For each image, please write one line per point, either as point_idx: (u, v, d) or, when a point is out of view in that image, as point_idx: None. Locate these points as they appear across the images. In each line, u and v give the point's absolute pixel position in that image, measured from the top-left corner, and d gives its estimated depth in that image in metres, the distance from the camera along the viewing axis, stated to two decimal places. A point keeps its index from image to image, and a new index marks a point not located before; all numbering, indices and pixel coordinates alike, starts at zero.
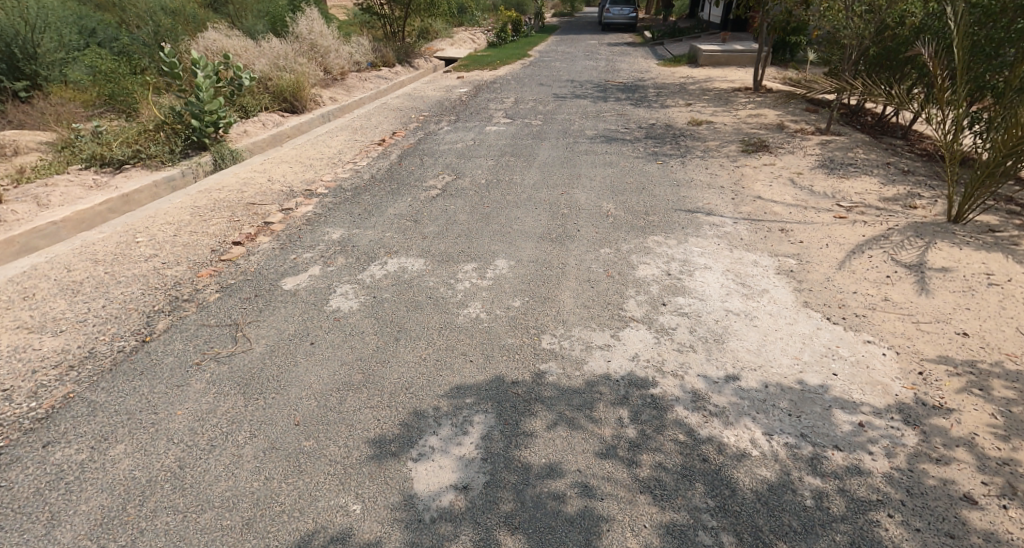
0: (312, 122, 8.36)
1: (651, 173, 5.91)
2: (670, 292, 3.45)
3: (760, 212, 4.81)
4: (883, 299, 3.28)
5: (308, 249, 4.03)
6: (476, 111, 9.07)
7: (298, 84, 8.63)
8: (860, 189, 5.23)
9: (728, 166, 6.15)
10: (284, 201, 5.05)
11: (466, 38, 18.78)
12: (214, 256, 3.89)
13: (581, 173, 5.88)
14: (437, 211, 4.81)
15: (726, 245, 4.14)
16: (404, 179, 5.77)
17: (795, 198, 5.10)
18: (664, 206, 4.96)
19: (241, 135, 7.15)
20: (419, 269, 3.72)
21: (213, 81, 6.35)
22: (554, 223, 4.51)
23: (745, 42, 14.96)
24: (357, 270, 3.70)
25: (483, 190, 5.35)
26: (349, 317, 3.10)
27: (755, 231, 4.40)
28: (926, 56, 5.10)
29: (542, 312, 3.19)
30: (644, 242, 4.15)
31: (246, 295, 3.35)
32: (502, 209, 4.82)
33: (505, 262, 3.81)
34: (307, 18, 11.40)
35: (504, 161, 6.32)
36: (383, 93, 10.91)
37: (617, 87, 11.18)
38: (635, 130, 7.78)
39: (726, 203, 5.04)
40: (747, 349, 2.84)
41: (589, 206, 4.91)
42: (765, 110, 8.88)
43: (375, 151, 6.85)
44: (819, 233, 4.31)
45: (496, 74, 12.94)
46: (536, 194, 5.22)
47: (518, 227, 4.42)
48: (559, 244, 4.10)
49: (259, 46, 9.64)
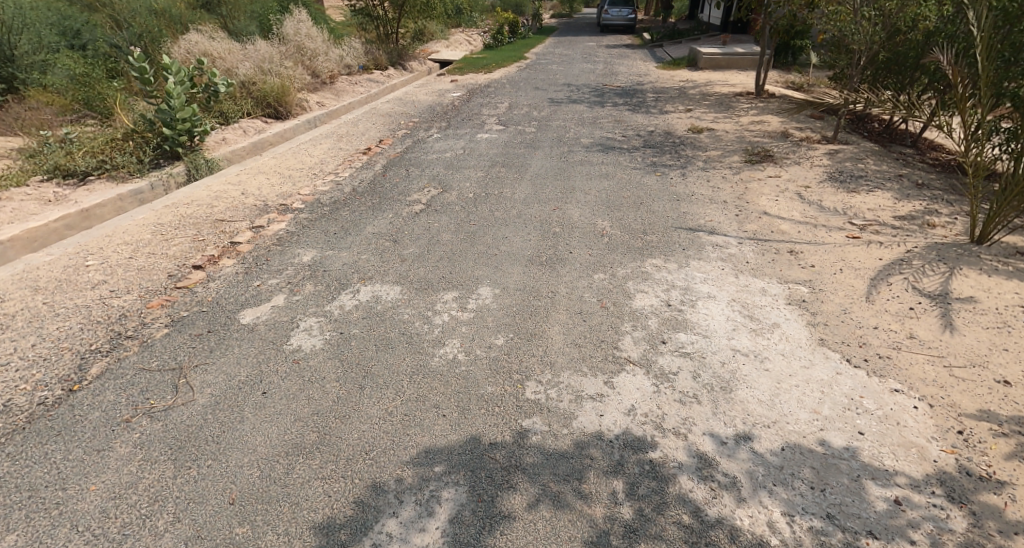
0: (297, 128, 8.02)
1: (650, 186, 5.58)
2: (670, 327, 3.11)
3: (766, 231, 4.48)
4: (908, 336, 2.94)
5: (275, 273, 3.69)
6: (468, 116, 8.75)
7: (282, 89, 8.30)
8: (872, 205, 4.91)
9: (731, 179, 5.83)
10: (256, 217, 4.70)
11: (462, 40, 18.46)
12: (170, 281, 3.51)
13: (576, 186, 5.54)
14: (420, 229, 4.48)
15: (731, 271, 3.81)
16: (387, 192, 5.43)
17: (804, 214, 4.79)
18: (664, 224, 4.62)
19: (219, 143, 6.81)
20: (395, 298, 3.40)
21: (186, 87, 5.97)
22: (545, 244, 4.18)
23: (746, 45, 14.67)
24: (326, 299, 3.36)
25: (471, 205, 5.02)
26: (311, 358, 2.75)
27: (761, 253, 4.07)
28: (944, 65, 4.75)
29: (528, 352, 2.85)
30: (641, 267, 3.82)
31: (199, 330, 2.98)
32: (490, 227, 4.49)
33: (489, 290, 3.49)
34: (296, 21, 11.06)
35: (495, 171, 5.99)
36: (373, 98, 10.58)
37: (614, 92, 10.85)
38: (632, 138, 7.45)
39: (730, 220, 4.72)
40: (758, 400, 2.49)
41: (583, 224, 4.58)
42: (768, 116, 8.56)
43: (360, 160, 6.52)
44: (831, 256, 3.98)
45: (491, 77, 12.62)
46: (527, 210, 4.89)
47: (505, 248, 4.09)
48: (549, 269, 3.77)
49: (243, 49, 9.30)
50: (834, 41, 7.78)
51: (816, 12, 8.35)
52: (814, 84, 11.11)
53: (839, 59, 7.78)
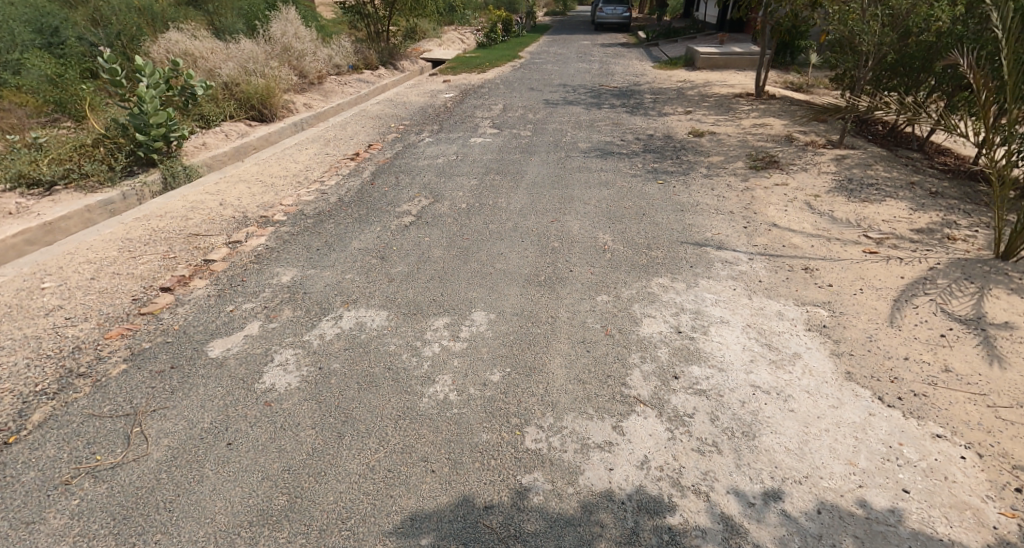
0: (282, 132, 7.70)
1: (652, 195, 5.32)
2: (681, 359, 2.84)
3: (777, 245, 4.23)
4: (943, 368, 2.69)
5: (251, 296, 3.39)
6: (461, 119, 8.47)
7: (267, 91, 7.97)
8: (886, 217, 4.67)
9: (736, 187, 5.57)
10: (234, 231, 4.39)
11: (455, 39, 18.14)
12: (133, 306, 3.18)
13: (574, 195, 5.27)
14: (409, 244, 4.21)
15: (743, 292, 3.55)
16: (375, 202, 5.15)
17: (815, 226, 4.54)
18: (668, 238, 4.37)
19: (198, 149, 6.48)
20: (381, 325, 3.11)
21: (161, 90, 5.64)
22: (543, 262, 3.92)
23: (744, 44, 14.47)
24: (305, 326, 3.07)
25: (463, 216, 4.76)
26: (284, 399, 2.45)
27: (773, 271, 3.81)
28: (963, 68, 4.50)
29: (526, 391, 2.57)
30: (647, 289, 3.56)
31: (161, 367, 2.65)
32: (484, 243, 4.23)
33: (484, 316, 3.22)
34: (282, 19, 10.70)
35: (489, 179, 5.71)
36: (363, 99, 10.25)
37: (611, 92, 10.58)
38: (632, 142, 7.18)
39: (738, 233, 4.47)
40: (786, 449, 2.23)
41: (583, 239, 4.31)
42: (769, 119, 8.32)
43: (347, 167, 6.22)
44: (850, 273, 3.72)
45: (485, 77, 12.31)
46: (523, 222, 4.62)
47: (501, 267, 3.84)
48: (549, 291, 3.51)
49: (227, 48, 8.94)
50: (838, 42, 7.55)
51: (819, 11, 8.12)
52: (814, 85, 10.91)
53: (843, 61, 7.56)
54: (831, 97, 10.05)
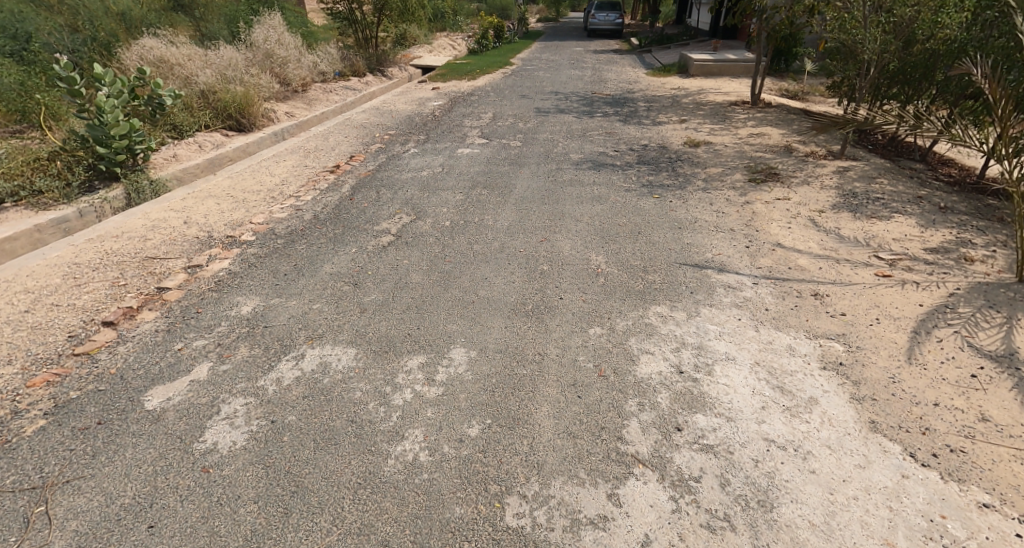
0: (260, 142, 7.36)
1: (648, 211, 5.02)
2: (684, 406, 2.52)
3: (782, 267, 3.94)
4: (980, 417, 2.39)
5: (205, 331, 3.04)
6: (449, 128, 8.17)
7: (245, 99, 7.64)
8: (896, 235, 4.39)
9: (735, 202, 5.28)
10: (195, 254, 4.04)
11: (445, 45, 17.87)
12: (67, 345, 2.83)
13: (566, 211, 4.97)
14: (386, 268, 3.89)
15: (749, 323, 3.24)
16: (353, 220, 4.83)
17: (822, 246, 4.26)
18: (666, 260, 4.07)
19: (168, 161, 6.13)
20: (348, 366, 2.78)
21: (123, 100, 5.30)
22: (531, 289, 3.61)
23: (737, 51, 14.32)
24: (261, 367, 2.72)
25: (446, 236, 4.45)
26: (226, 462, 2.11)
27: (779, 298, 3.51)
28: (978, 79, 4.23)
29: (508, 448, 2.25)
30: (643, 320, 3.25)
31: (86, 422, 2.30)
32: (467, 266, 3.91)
33: (463, 354, 2.90)
34: (264, 25, 10.34)
35: (475, 193, 5.40)
36: (348, 107, 9.91)
37: (604, 100, 10.31)
38: (625, 153, 6.89)
39: (740, 253, 4.17)
40: (811, 524, 1.95)
41: (574, 262, 4.01)
42: (767, 128, 8.07)
43: (326, 180, 5.89)
44: (863, 300, 3.42)
45: (475, 84, 12.03)
46: (511, 242, 4.32)
47: (484, 294, 3.53)
48: (536, 324, 3.19)
49: (204, 54, 8.58)
50: (837, 50, 7.32)
51: (817, 18, 7.89)
52: (808, 92, 10.76)
53: (844, 68, 7.30)
54: (827, 105, 9.84)
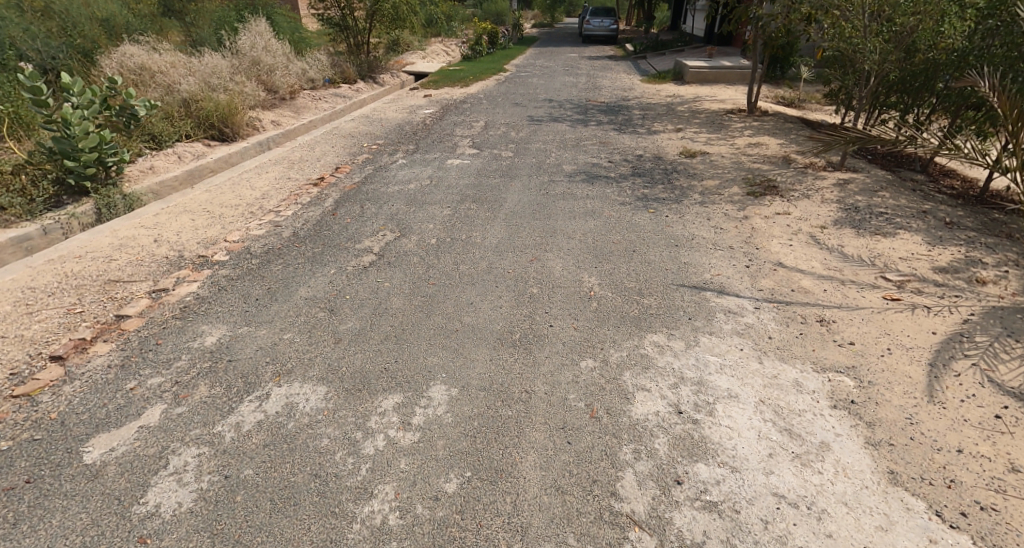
0: (243, 152, 7.12)
1: (643, 227, 4.81)
2: (684, 453, 2.29)
3: (785, 289, 3.74)
4: (1010, 467, 2.18)
5: (163, 366, 2.80)
6: (439, 137, 7.96)
7: (229, 109, 7.40)
8: (903, 253, 4.19)
9: (734, 216, 5.08)
10: (162, 276, 3.80)
11: (438, 51, 17.68)
12: (7, 385, 2.60)
13: (558, 227, 4.76)
14: (365, 291, 3.67)
15: (752, 353, 3.02)
16: (334, 237, 4.60)
17: (825, 265, 4.06)
18: (662, 281, 3.86)
19: (144, 173, 5.89)
20: (316, 407, 2.54)
21: (92, 111, 5.09)
22: (519, 315, 3.38)
23: (733, 57, 14.20)
24: (220, 410, 2.48)
25: (431, 255, 4.23)
26: (166, 531, 1.92)
27: (783, 325, 3.30)
28: (986, 91, 4.05)
29: (488, 508, 2.04)
30: (639, 351, 3.03)
31: (14, 481, 2.10)
32: (452, 289, 3.68)
33: (444, 392, 2.66)
34: (251, 31, 10.11)
35: (464, 208, 5.19)
36: (336, 115, 9.68)
37: (598, 108, 10.13)
38: (620, 164, 6.69)
39: (740, 274, 3.96)
40: None
41: (565, 284, 3.79)
42: (764, 138, 7.89)
43: (308, 194, 5.66)
44: (872, 327, 3.20)
45: (467, 91, 11.83)
46: (499, 262, 4.10)
47: (469, 321, 3.30)
48: (524, 356, 2.97)
49: (187, 61, 8.34)
50: (835, 58, 7.15)
51: (814, 26, 7.72)
52: (804, 100, 10.63)
53: (843, 77, 7.13)
54: (824, 114, 9.69)
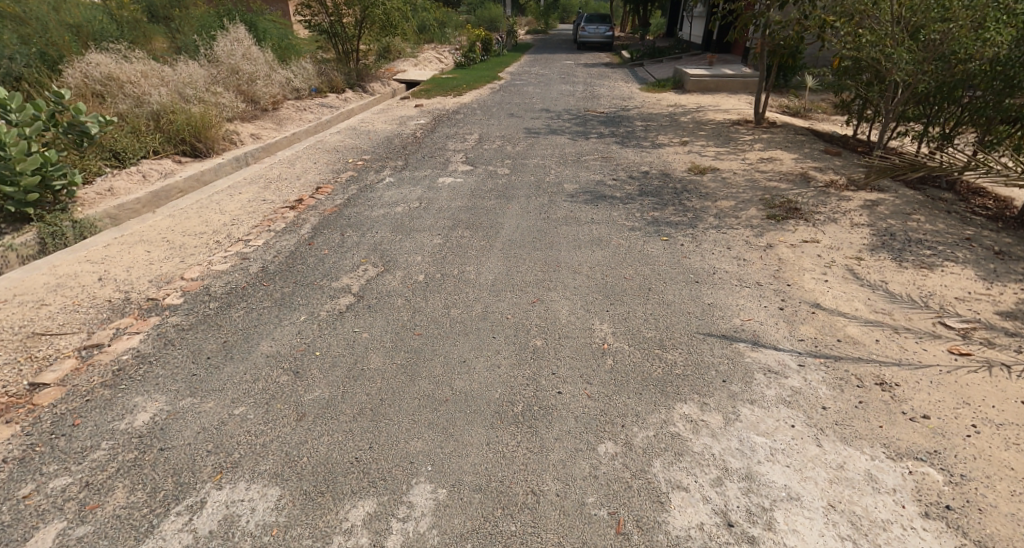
0: (217, 170, 6.57)
1: (656, 258, 4.28)
2: None
3: (829, 338, 3.21)
4: None
5: (74, 460, 2.25)
6: (430, 151, 7.43)
7: (202, 122, 6.85)
8: (958, 292, 3.68)
9: (756, 245, 4.55)
10: (99, 326, 3.25)
11: (431, 57, 17.15)
12: None
13: (561, 258, 4.22)
14: (339, 345, 3.11)
15: (807, 432, 2.48)
16: (307, 272, 4.03)
17: (870, 307, 3.55)
18: (685, 329, 3.31)
19: (101, 197, 5.34)
20: (264, 523, 2.02)
21: (34, 129, 4.57)
22: (520, 379, 2.83)
23: (735, 65, 13.78)
24: (136, 529, 1.97)
25: (419, 295, 3.68)
26: None
27: (836, 391, 2.76)
28: None
29: None
30: (668, 430, 2.49)
31: None
32: (441, 343, 3.13)
33: (429, 495, 2.13)
34: (231, 38, 9.54)
35: (456, 235, 4.66)
36: (322, 126, 9.11)
37: (598, 119, 9.62)
38: (626, 181, 6.17)
39: (775, 319, 3.43)
40: None
41: (573, 335, 3.24)
42: (777, 152, 7.39)
43: (283, 219, 5.08)
44: (947, 394, 2.68)
45: (460, 101, 11.30)
46: (496, 305, 3.55)
47: (462, 388, 2.75)
48: (528, 439, 2.42)
49: (160, 70, 7.78)
50: (855, 68, 6.66)
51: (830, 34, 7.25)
52: (812, 110, 10.19)
53: (865, 88, 6.64)
54: (834, 126, 9.23)
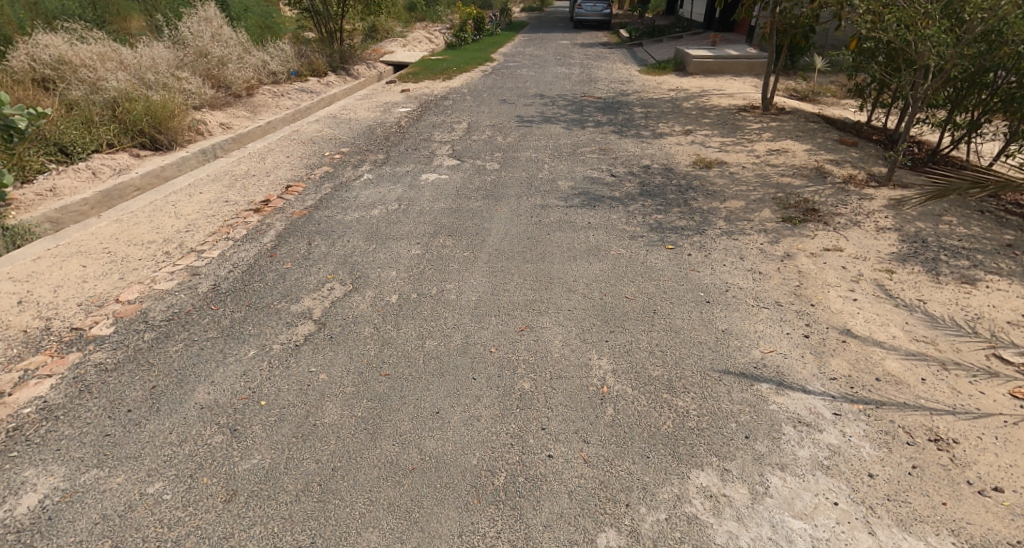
0: (179, 164, 6.00)
1: (662, 271, 3.79)
2: None
3: (869, 376, 2.73)
4: None
5: None
6: (415, 143, 6.87)
7: (162, 110, 6.25)
8: (1010, 315, 3.21)
9: (773, 254, 4.06)
10: (5, 368, 2.77)
11: (421, 37, 16.38)
12: None
13: (555, 273, 3.72)
14: (290, 391, 2.62)
15: (854, 513, 2.02)
16: (263, 292, 3.52)
17: (911, 334, 3.07)
18: (697, 365, 2.82)
19: (43, 198, 4.80)
20: None
21: None
22: (503, 439, 2.35)
23: (738, 45, 13.12)
24: None
25: (389, 322, 3.18)
26: None
27: (884, 450, 2.28)
28: None
29: None
30: (684, 511, 2.03)
31: None
32: (412, 388, 2.64)
33: None
34: (200, 18, 8.87)
35: (437, 243, 4.15)
36: (300, 113, 8.48)
37: (595, 105, 9.04)
38: (625, 177, 5.65)
39: (802, 351, 2.94)
40: None
41: (567, 375, 2.74)
42: (787, 142, 6.85)
43: (244, 225, 4.54)
44: (1019, 459, 2.23)
45: (449, 85, 10.67)
46: (478, 335, 3.05)
47: (433, 452, 2.27)
48: (510, 528, 1.97)
49: (119, 53, 7.14)
50: (878, 49, 6.08)
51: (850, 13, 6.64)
52: (822, 94, 9.61)
53: (887, 72, 6.06)
54: (845, 111, 8.68)
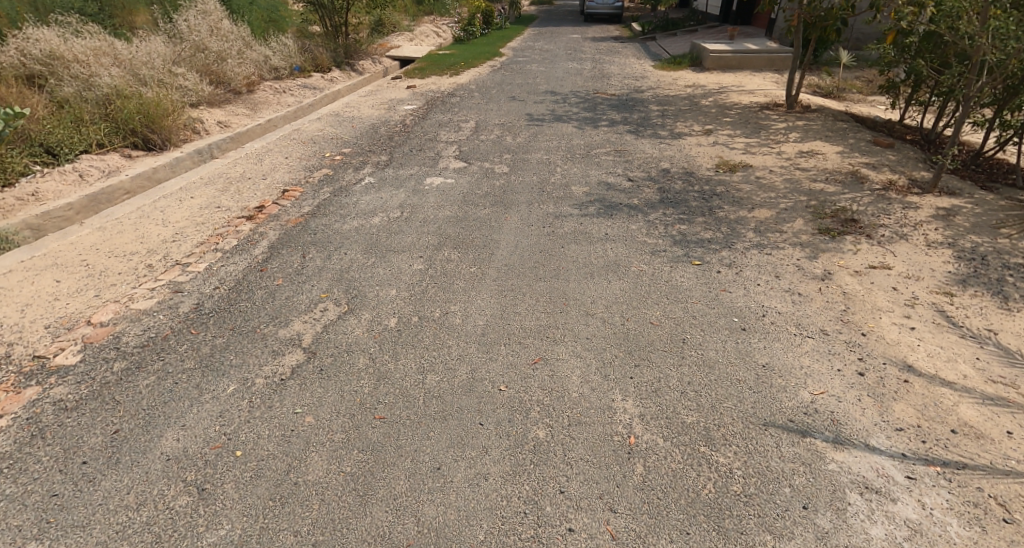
0: (173, 165, 5.68)
1: (689, 292, 3.41)
2: None
3: (943, 427, 2.34)
4: None
5: None
6: (420, 143, 6.51)
7: (156, 109, 5.92)
8: None
9: (812, 271, 3.66)
10: None
11: (429, 31, 15.98)
12: None
13: (570, 293, 3.36)
14: (271, 439, 2.28)
15: None
16: (249, 313, 3.18)
17: (984, 373, 2.67)
18: (739, 410, 2.44)
19: (23, 204, 4.50)
20: None
21: None
22: (516, 507, 2.00)
23: (757, 39, 12.62)
24: None
25: (387, 352, 2.83)
26: None
27: (974, 530, 1.92)
28: None
29: None
30: None
31: None
32: (411, 436, 2.29)
33: None
34: (199, 11, 8.53)
35: (440, 256, 3.81)
36: (301, 110, 8.13)
37: (609, 103, 8.63)
38: (644, 182, 5.27)
39: (859, 392, 2.54)
40: None
41: (588, 421, 2.38)
42: (816, 144, 6.41)
43: (234, 234, 4.21)
44: None
45: (457, 81, 10.29)
46: (485, 369, 2.69)
47: (433, 524, 1.93)
48: None
49: (113, 48, 6.83)
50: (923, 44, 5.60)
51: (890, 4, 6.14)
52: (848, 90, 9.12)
53: (933, 69, 5.58)
54: (874, 109, 8.20)
